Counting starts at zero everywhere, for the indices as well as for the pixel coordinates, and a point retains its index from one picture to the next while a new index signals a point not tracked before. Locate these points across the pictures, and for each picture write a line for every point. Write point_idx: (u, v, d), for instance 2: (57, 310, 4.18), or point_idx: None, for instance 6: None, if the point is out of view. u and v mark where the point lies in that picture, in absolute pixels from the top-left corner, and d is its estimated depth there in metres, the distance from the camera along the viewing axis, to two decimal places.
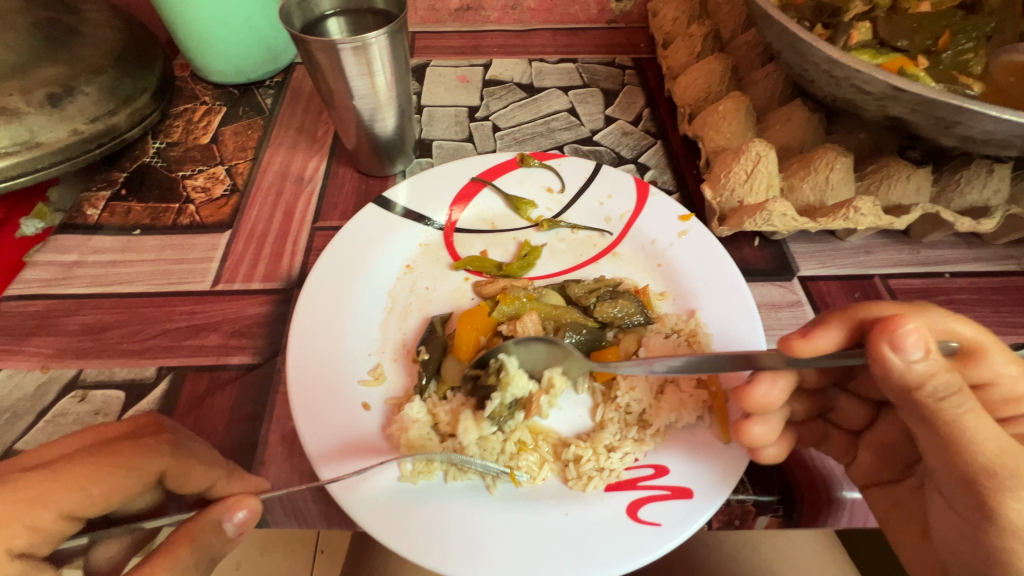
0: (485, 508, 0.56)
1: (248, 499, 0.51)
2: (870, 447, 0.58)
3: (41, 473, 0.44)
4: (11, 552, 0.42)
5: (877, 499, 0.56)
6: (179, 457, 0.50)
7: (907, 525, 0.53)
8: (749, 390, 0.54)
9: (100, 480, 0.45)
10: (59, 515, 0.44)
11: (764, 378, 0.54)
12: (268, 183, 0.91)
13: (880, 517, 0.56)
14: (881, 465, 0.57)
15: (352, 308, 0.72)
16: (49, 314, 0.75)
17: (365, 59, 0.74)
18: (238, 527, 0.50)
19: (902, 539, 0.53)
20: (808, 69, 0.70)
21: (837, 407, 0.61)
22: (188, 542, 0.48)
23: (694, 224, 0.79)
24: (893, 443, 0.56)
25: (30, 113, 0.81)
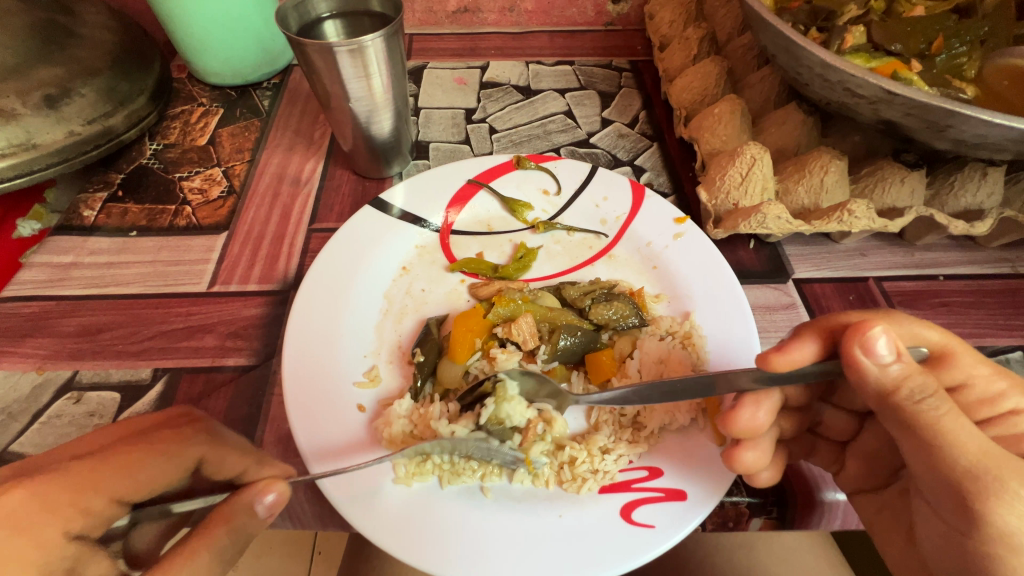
0: (480, 509, 0.56)
1: (277, 482, 0.50)
2: (857, 455, 0.58)
3: (80, 463, 0.44)
4: (68, 534, 0.42)
5: (864, 504, 0.57)
6: (214, 443, 0.50)
7: (892, 530, 0.54)
8: (734, 414, 0.53)
9: (144, 467, 0.46)
10: (110, 499, 0.44)
11: (748, 403, 0.54)
12: (265, 185, 0.91)
13: (867, 520, 0.56)
14: (870, 472, 0.57)
15: (348, 309, 0.72)
16: (45, 315, 0.75)
17: (361, 62, 0.74)
18: (269, 509, 0.49)
19: (887, 541, 0.54)
20: (802, 72, 0.71)
21: (824, 420, 0.61)
22: (224, 523, 0.47)
23: (689, 227, 0.79)
24: (877, 453, 0.57)
25: (27, 115, 0.81)
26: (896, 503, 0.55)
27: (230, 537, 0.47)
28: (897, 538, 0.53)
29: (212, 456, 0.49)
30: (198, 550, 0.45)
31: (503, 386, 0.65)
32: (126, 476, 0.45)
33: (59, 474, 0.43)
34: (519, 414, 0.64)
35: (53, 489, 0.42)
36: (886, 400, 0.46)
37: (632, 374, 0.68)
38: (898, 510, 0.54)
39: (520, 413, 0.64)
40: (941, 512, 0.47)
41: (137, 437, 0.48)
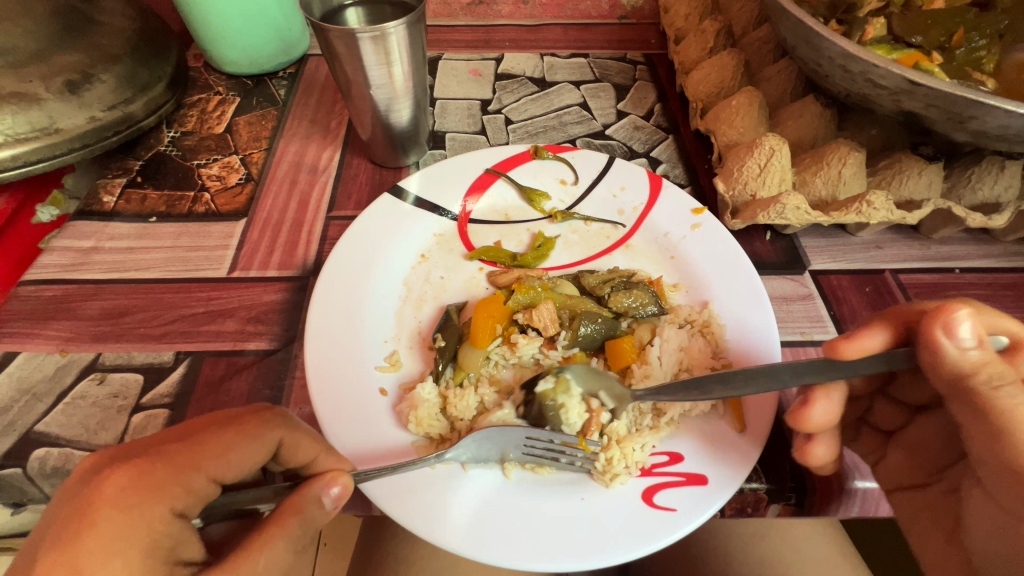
0: (506, 491, 0.57)
1: (343, 475, 0.50)
2: (901, 447, 0.60)
3: (171, 446, 0.45)
4: (174, 511, 0.43)
5: (902, 502, 0.58)
6: (292, 427, 0.51)
7: (933, 524, 0.56)
8: (806, 413, 0.54)
9: (236, 447, 0.47)
10: (207, 478, 0.45)
11: (820, 397, 0.54)
12: (282, 173, 0.92)
13: (902, 520, 0.58)
14: (911, 466, 0.59)
15: (369, 295, 0.72)
16: (67, 298, 0.75)
17: (383, 49, 0.75)
18: (334, 502, 0.50)
19: (928, 538, 0.56)
20: (822, 63, 0.71)
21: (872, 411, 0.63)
22: (295, 514, 0.47)
23: (706, 217, 0.79)
24: (925, 445, 0.59)
25: (49, 99, 0.82)
26: (936, 501, 0.56)
27: (302, 528, 0.47)
28: (940, 531, 0.55)
29: (290, 439, 0.50)
30: (275, 537, 0.45)
31: (567, 378, 0.65)
32: (220, 458, 0.46)
33: (154, 456, 0.44)
34: (574, 415, 0.63)
35: (158, 470, 0.43)
36: (961, 386, 0.46)
37: (652, 361, 0.68)
38: (942, 508, 0.56)
39: (575, 414, 0.64)
40: (995, 495, 0.49)
41: (226, 420, 0.49)
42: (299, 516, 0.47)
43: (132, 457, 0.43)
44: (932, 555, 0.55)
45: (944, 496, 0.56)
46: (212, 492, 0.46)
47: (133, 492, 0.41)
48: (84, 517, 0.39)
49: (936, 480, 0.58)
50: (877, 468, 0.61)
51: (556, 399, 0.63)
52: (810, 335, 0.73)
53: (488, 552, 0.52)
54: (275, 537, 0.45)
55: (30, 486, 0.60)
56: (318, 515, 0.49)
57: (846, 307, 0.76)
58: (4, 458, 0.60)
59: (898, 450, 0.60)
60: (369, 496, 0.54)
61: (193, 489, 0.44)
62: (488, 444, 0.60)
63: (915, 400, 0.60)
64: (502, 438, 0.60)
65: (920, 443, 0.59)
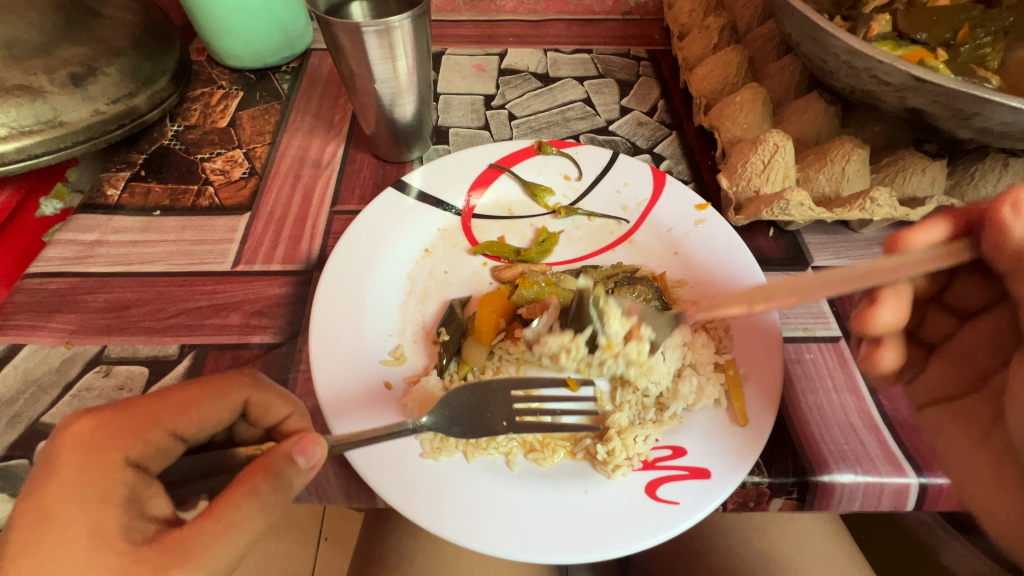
0: (506, 482, 0.58)
1: (314, 436, 0.48)
2: (946, 357, 0.64)
3: (136, 401, 0.47)
4: (128, 460, 0.44)
5: (934, 411, 0.62)
6: (260, 387, 0.52)
7: (963, 433, 0.58)
8: (874, 312, 0.57)
9: (198, 406, 0.48)
10: (167, 433, 0.47)
11: (890, 298, 0.57)
12: (287, 167, 0.91)
13: (934, 432, 0.60)
14: (949, 376, 0.63)
15: (373, 290, 0.73)
16: (72, 291, 0.75)
17: (387, 43, 0.75)
18: (309, 463, 0.47)
19: (954, 438, 0.58)
20: (827, 60, 0.71)
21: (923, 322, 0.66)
22: (263, 471, 0.45)
23: (710, 213, 0.79)
24: (970, 354, 0.62)
25: (53, 92, 0.82)
26: (973, 408, 0.59)
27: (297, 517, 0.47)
28: (971, 437, 0.57)
29: (259, 398, 0.51)
30: (240, 497, 0.43)
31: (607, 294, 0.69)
32: (181, 415, 0.47)
33: (117, 409, 0.46)
34: (616, 323, 0.67)
35: (116, 421, 0.45)
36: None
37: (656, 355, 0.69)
38: (976, 411, 0.59)
39: (617, 322, 0.67)
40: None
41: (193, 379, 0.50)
42: (266, 473, 0.45)
43: (98, 409, 0.45)
44: (956, 457, 0.58)
45: (984, 400, 0.59)
46: (173, 448, 0.47)
47: (92, 441, 0.43)
48: (52, 462, 0.42)
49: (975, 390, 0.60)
50: (915, 381, 0.65)
51: (600, 307, 0.68)
52: (813, 331, 0.73)
53: (489, 545, 0.52)
54: (240, 497, 0.44)
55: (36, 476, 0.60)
56: (291, 476, 0.46)
57: (849, 303, 0.76)
58: (10, 449, 0.60)
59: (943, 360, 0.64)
60: (358, 471, 0.55)
61: (152, 442, 0.45)
62: (457, 423, 0.58)
63: (968, 305, 0.63)
64: (487, 404, 0.61)
65: (967, 352, 0.62)
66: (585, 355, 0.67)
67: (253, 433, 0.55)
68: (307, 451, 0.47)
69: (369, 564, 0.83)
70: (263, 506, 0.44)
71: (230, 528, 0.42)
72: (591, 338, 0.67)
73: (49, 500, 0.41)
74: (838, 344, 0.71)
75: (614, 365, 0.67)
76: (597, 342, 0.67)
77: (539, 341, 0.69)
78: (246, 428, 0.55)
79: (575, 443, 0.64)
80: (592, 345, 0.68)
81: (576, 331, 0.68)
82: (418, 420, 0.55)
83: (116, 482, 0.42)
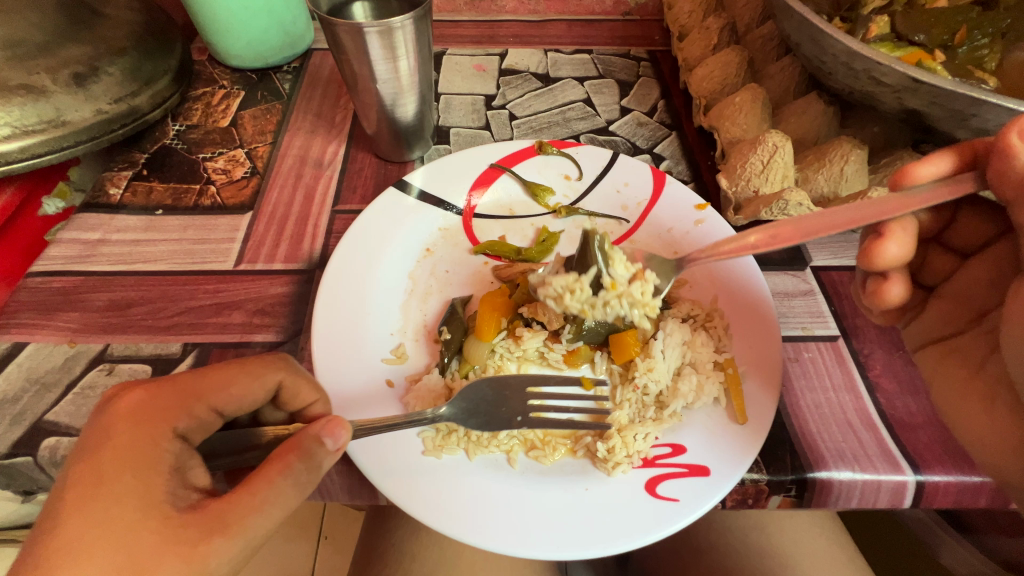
0: (506, 479, 0.58)
1: (342, 420, 0.52)
2: (946, 297, 0.61)
3: (182, 376, 0.50)
4: (175, 431, 0.47)
5: (930, 355, 0.62)
6: (293, 370, 0.55)
7: (957, 370, 0.58)
8: (881, 248, 0.54)
9: (235, 383, 0.51)
10: (210, 408, 0.50)
11: (896, 233, 0.54)
12: (288, 167, 0.92)
13: (930, 371, 0.61)
14: (950, 316, 0.61)
15: (375, 288, 0.73)
16: (75, 290, 0.76)
17: (389, 43, 0.75)
18: (336, 444, 0.51)
19: (951, 380, 0.58)
20: (825, 61, 0.72)
21: (924, 262, 0.64)
22: (294, 451, 0.48)
23: (710, 213, 0.80)
24: (970, 293, 0.60)
25: (56, 91, 0.82)
26: (971, 344, 0.58)
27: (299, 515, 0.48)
28: (964, 375, 0.57)
29: (291, 381, 0.54)
30: (274, 475, 0.46)
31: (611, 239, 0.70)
32: (222, 390, 0.50)
33: (166, 383, 0.49)
34: (620, 266, 0.68)
35: (164, 394, 0.48)
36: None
37: (655, 355, 0.70)
38: (972, 351, 0.58)
39: (622, 266, 0.68)
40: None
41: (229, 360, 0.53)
42: (298, 452, 0.48)
43: (148, 383, 0.49)
44: (950, 398, 0.58)
45: (980, 339, 0.58)
46: (213, 422, 0.51)
47: (143, 412, 0.46)
48: (104, 432, 0.45)
49: (975, 327, 0.59)
50: (918, 322, 0.64)
51: (606, 250, 0.68)
52: (811, 331, 0.73)
53: (489, 541, 0.52)
54: (275, 474, 0.47)
55: (40, 474, 0.60)
56: (320, 456, 0.49)
57: (848, 302, 0.76)
58: (15, 447, 0.61)
59: (942, 301, 0.62)
60: (361, 469, 0.56)
61: (196, 415, 0.49)
62: (473, 416, 0.62)
63: (969, 242, 0.60)
64: (502, 399, 0.64)
65: (967, 290, 0.60)
66: (588, 296, 0.68)
67: (279, 417, 0.58)
68: (334, 432, 0.50)
69: (371, 561, 0.84)
70: (297, 482, 0.48)
71: (267, 500, 0.46)
72: (595, 279, 0.68)
73: (99, 469, 0.43)
74: (837, 344, 0.72)
75: (618, 305, 0.68)
76: (601, 283, 0.68)
77: (542, 283, 0.70)
78: (273, 411, 0.58)
79: (575, 441, 0.65)
80: (596, 286, 0.69)
81: (581, 272, 0.69)
82: (438, 410, 0.60)
83: (164, 451, 0.45)
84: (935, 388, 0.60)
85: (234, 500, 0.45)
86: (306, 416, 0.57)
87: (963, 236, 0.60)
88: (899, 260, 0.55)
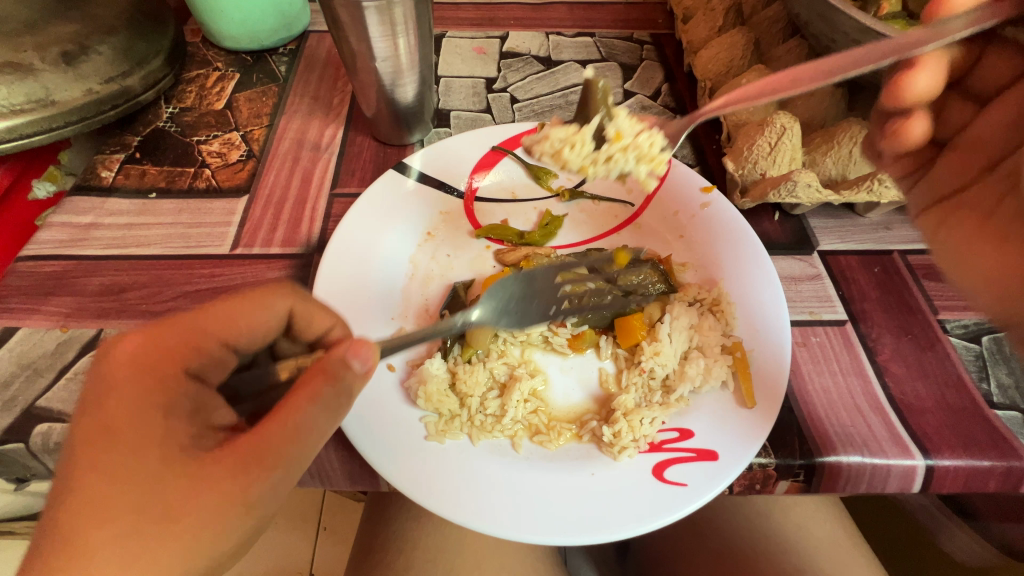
0: (507, 464, 0.57)
1: (366, 343, 0.49)
2: (963, 146, 0.73)
3: (185, 313, 0.49)
4: (188, 369, 0.46)
5: (930, 220, 0.75)
6: (302, 297, 0.54)
7: (963, 221, 0.73)
8: (908, 82, 0.64)
9: (246, 316, 0.50)
10: (219, 342, 0.49)
11: (927, 67, 0.63)
12: (285, 150, 0.90)
13: (933, 228, 0.75)
14: (962, 165, 0.74)
15: (377, 271, 0.72)
16: (67, 274, 0.74)
17: (388, 19, 0.73)
18: (365, 364, 0.48)
19: (960, 232, 0.72)
20: (836, 39, 0.70)
21: (944, 111, 0.74)
22: (322, 375, 0.46)
23: (716, 196, 0.78)
24: (984, 140, 0.71)
25: (45, 70, 0.80)
26: (977, 197, 0.73)
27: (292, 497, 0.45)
28: (973, 220, 0.72)
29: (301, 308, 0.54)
30: (302, 402, 0.44)
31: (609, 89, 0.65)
32: (229, 328, 0.49)
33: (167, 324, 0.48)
34: (626, 118, 0.64)
35: (167, 334, 0.47)
36: None
37: (661, 338, 0.69)
38: (982, 197, 0.72)
39: (628, 120, 0.65)
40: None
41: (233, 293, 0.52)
42: (325, 377, 0.46)
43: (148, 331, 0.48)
44: (958, 241, 0.72)
45: (997, 183, 0.71)
46: (225, 356, 0.49)
47: (145, 358, 0.45)
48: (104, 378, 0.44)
49: (985, 175, 0.72)
50: (928, 179, 0.76)
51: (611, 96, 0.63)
52: (819, 315, 0.72)
53: (490, 522, 0.51)
54: (304, 401, 0.44)
55: (33, 461, 0.59)
56: (349, 380, 0.47)
57: (855, 287, 0.75)
58: (5, 433, 0.59)
59: (953, 152, 0.74)
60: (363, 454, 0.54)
61: (209, 353, 0.48)
62: (507, 313, 0.66)
63: (988, 87, 0.69)
64: (533, 294, 0.67)
65: (979, 140, 0.72)
66: (590, 152, 0.63)
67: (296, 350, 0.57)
68: (360, 353, 0.48)
69: (371, 548, 0.83)
70: (327, 409, 0.46)
71: (297, 432, 0.44)
72: (598, 129, 0.64)
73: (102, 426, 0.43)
74: (845, 328, 0.71)
75: (623, 160, 0.64)
76: (603, 137, 0.64)
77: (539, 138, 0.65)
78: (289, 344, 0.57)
79: (580, 426, 0.64)
80: (598, 141, 0.64)
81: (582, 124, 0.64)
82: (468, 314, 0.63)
83: None
84: (936, 240, 0.75)
85: (264, 434, 0.43)
86: (328, 341, 0.56)
87: (982, 84, 0.69)
88: (926, 93, 0.65)
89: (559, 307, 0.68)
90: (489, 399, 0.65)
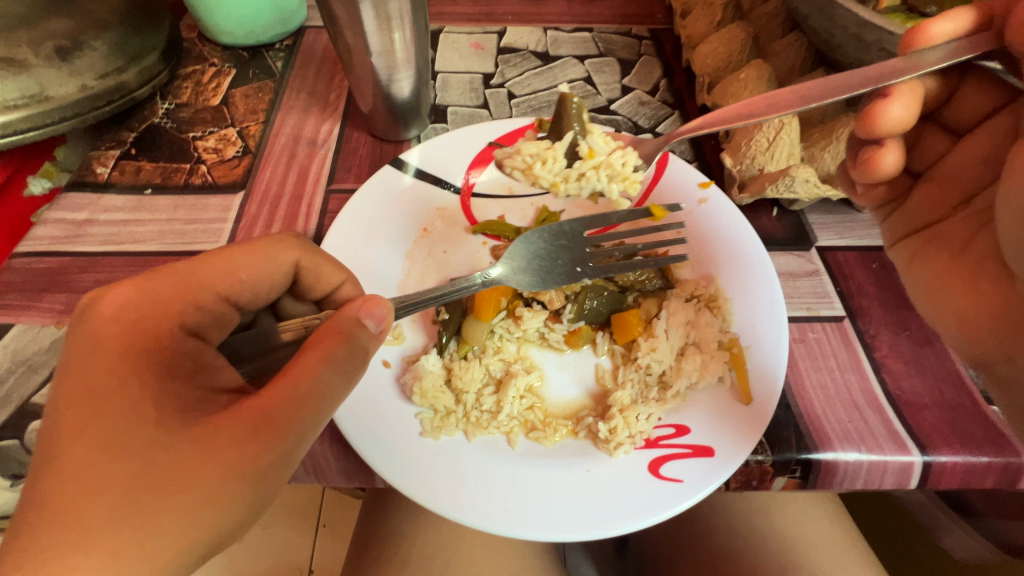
0: (501, 460, 0.57)
1: (380, 298, 0.50)
2: (938, 180, 0.64)
3: (180, 264, 0.50)
4: (187, 327, 0.47)
5: (903, 251, 0.67)
6: (308, 250, 0.57)
7: (934, 257, 0.63)
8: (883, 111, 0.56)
9: (245, 268, 0.52)
10: (218, 297, 0.50)
11: (901, 97, 0.56)
12: (280, 146, 0.89)
13: (906, 261, 0.66)
14: (939, 198, 0.64)
15: (374, 267, 0.72)
16: (62, 270, 0.74)
17: (384, 14, 0.73)
18: (380, 322, 0.49)
19: (931, 268, 0.63)
20: (835, 34, 0.70)
21: (919, 142, 0.66)
22: (335, 334, 0.46)
23: (713, 192, 0.78)
24: (960, 175, 0.62)
25: (38, 65, 0.79)
26: (953, 231, 0.63)
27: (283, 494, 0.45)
28: (944, 259, 0.62)
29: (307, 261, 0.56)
30: (314, 361, 0.44)
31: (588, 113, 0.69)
32: (228, 285, 0.50)
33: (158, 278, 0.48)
34: (601, 139, 0.68)
35: (158, 287, 0.47)
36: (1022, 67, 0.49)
37: (658, 334, 0.70)
38: (957, 234, 0.62)
39: (603, 141, 0.68)
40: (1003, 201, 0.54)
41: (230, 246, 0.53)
42: (338, 337, 0.46)
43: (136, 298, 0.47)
44: (930, 280, 0.63)
45: (970, 220, 0.62)
46: (227, 309, 0.51)
47: (132, 335, 0.45)
48: (90, 344, 0.44)
49: (960, 210, 0.63)
50: (900, 211, 0.68)
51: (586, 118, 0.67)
52: (817, 311, 0.72)
53: (484, 518, 0.51)
54: (315, 360, 0.44)
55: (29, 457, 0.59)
56: (364, 339, 0.47)
57: (854, 283, 0.75)
58: (1, 429, 0.59)
59: (928, 185, 0.65)
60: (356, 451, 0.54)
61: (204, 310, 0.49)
62: (529, 272, 0.65)
63: (966, 119, 0.61)
64: (558, 251, 0.66)
65: (958, 173, 0.63)
66: (562, 168, 0.65)
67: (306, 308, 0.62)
68: (373, 311, 0.48)
69: (368, 545, 0.83)
70: (339, 370, 0.46)
71: (311, 395, 0.44)
72: (571, 147, 0.66)
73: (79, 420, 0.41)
74: (843, 324, 0.70)
75: (594, 177, 0.64)
76: (577, 155, 0.66)
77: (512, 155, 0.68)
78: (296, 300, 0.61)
79: (577, 422, 0.64)
80: (571, 159, 0.66)
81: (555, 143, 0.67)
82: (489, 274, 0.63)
83: None
84: (909, 273, 0.66)
85: (275, 396, 0.43)
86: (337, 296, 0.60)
87: (959, 115, 0.61)
88: (900, 124, 0.57)
89: (586, 266, 0.65)
90: (485, 396, 0.65)
